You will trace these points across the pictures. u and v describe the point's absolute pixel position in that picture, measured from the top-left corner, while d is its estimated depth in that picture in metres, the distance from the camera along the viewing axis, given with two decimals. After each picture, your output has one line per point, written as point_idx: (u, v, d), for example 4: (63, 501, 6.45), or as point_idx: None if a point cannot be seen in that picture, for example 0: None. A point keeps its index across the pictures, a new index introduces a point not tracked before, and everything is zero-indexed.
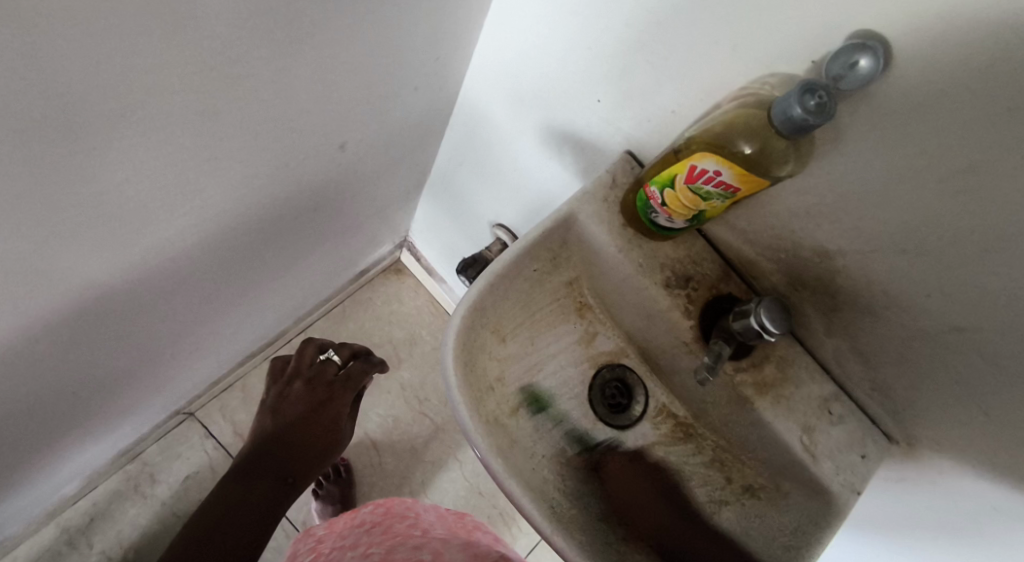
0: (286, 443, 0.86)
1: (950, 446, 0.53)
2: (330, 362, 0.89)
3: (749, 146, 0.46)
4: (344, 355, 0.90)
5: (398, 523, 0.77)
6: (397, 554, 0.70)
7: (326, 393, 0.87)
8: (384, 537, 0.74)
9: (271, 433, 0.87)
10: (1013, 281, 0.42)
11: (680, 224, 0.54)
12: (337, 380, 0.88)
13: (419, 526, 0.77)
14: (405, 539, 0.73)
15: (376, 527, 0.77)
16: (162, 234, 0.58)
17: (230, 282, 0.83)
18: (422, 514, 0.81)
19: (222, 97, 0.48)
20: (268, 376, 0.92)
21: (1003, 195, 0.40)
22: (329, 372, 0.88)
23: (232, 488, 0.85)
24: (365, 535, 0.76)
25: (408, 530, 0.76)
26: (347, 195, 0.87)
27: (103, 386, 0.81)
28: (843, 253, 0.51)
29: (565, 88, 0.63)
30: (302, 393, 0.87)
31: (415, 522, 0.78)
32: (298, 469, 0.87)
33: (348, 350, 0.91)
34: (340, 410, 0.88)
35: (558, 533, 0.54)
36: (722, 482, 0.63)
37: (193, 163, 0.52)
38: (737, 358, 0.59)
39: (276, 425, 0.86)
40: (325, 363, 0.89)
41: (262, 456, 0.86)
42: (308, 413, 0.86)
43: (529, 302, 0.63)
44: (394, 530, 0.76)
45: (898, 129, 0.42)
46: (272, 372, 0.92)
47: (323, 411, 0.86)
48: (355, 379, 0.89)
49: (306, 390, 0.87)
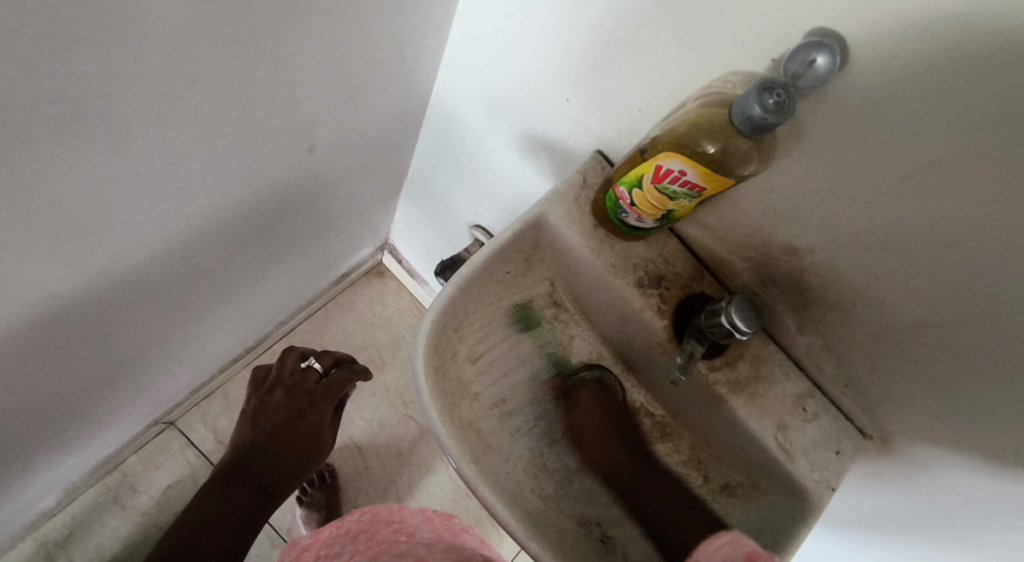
0: (263, 452, 0.84)
1: (921, 441, 0.53)
2: (311, 369, 0.87)
3: (713, 145, 0.46)
4: (325, 363, 0.88)
5: (384, 529, 0.77)
6: None
7: (307, 400, 0.85)
8: (368, 547, 0.74)
9: (251, 441, 0.85)
10: (977, 276, 0.43)
11: (650, 223, 0.53)
12: (318, 387, 0.86)
13: (404, 532, 0.77)
14: (389, 547, 0.74)
15: (362, 535, 0.77)
16: (126, 242, 0.57)
17: (202, 289, 0.81)
18: (409, 517, 0.80)
19: (177, 101, 0.46)
20: (249, 385, 0.90)
21: (964, 190, 0.40)
22: (310, 379, 0.87)
23: (212, 494, 0.84)
24: (351, 546, 0.75)
25: (393, 537, 0.76)
26: (321, 198, 0.86)
27: (73, 397, 0.80)
28: (811, 251, 0.51)
29: (534, 89, 0.63)
30: (282, 401, 0.85)
31: (401, 527, 0.78)
32: (278, 479, 0.86)
33: (330, 358, 0.89)
34: (321, 416, 0.85)
35: (533, 538, 0.54)
36: (700, 481, 0.63)
37: (151, 170, 0.51)
38: (710, 357, 0.58)
39: (255, 432, 0.85)
40: (306, 371, 0.87)
41: (242, 465, 0.85)
42: (287, 420, 0.84)
43: (502, 304, 0.62)
44: (379, 539, 0.75)
45: (855, 126, 0.42)
46: (251, 382, 0.91)
47: (303, 418, 0.84)
48: (337, 387, 0.87)
49: (286, 397, 0.85)
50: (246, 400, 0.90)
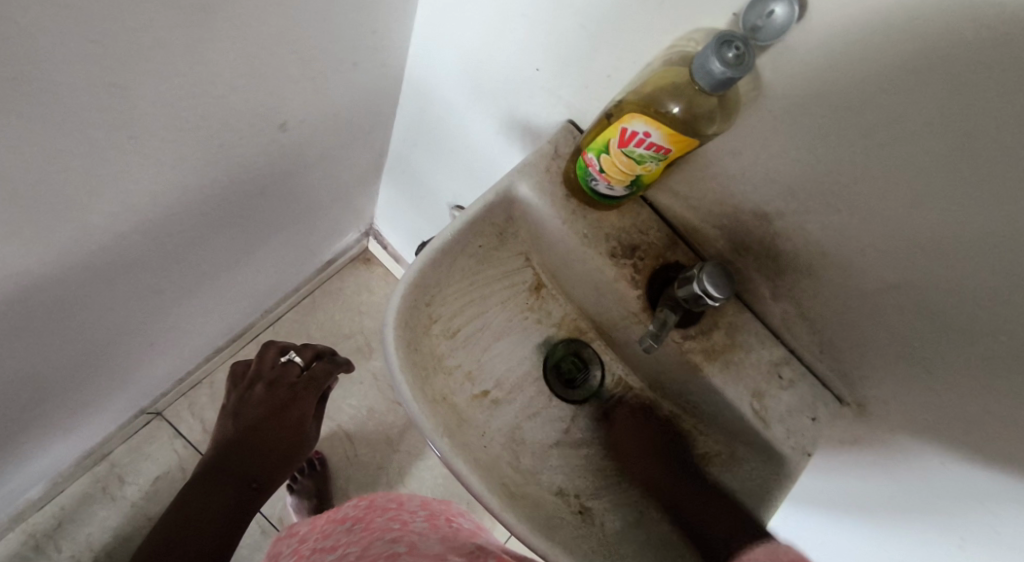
0: (245, 447, 0.83)
1: (894, 404, 0.53)
2: (292, 363, 0.86)
3: (678, 105, 0.45)
4: (307, 356, 0.87)
5: (378, 517, 0.76)
6: (374, 550, 0.68)
7: (288, 394, 0.84)
8: (363, 534, 0.73)
9: (233, 438, 0.84)
10: (943, 232, 0.42)
11: (621, 191, 0.52)
12: (300, 382, 0.85)
13: (399, 519, 0.76)
14: (383, 534, 0.72)
15: (356, 524, 0.75)
16: (89, 221, 0.56)
17: (178, 273, 0.80)
18: (404, 505, 0.79)
19: (130, 71, 0.45)
20: (229, 381, 0.89)
21: (925, 145, 0.40)
22: (291, 374, 0.85)
23: (195, 492, 0.83)
24: (346, 534, 0.74)
25: (388, 524, 0.74)
26: (298, 179, 0.85)
27: (48, 384, 0.79)
28: (783, 214, 0.51)
29: (504, 59, 0.62)
30: (263, 396, 0.84)
31: (396, 514, 0.77)
32: (265, 474, 0.85)
33: (311, 350, 0.87)
34: (304, 410, 0.85)
35: (505, 509, 0.54)
36: (677, 451, 0.63)
37: (107, 145, 0.50)
38: (685, 326, 0.58)
39: (237, 429, 0.84)
40: (287, 365, 0.86)
41: (225, 460, 0.84)
42: (269, 415, 0.83)
43: (477, 278, 0.62)
44: (374, 525, 0.74)
45: (820, 82, 0.41)
46: (232, 377, 0.89)
47: (285, 413, 0.84)
48: (319, 380, 0.86)
49: (267, 393, 0.84)
50: (226, 397, 0.88)
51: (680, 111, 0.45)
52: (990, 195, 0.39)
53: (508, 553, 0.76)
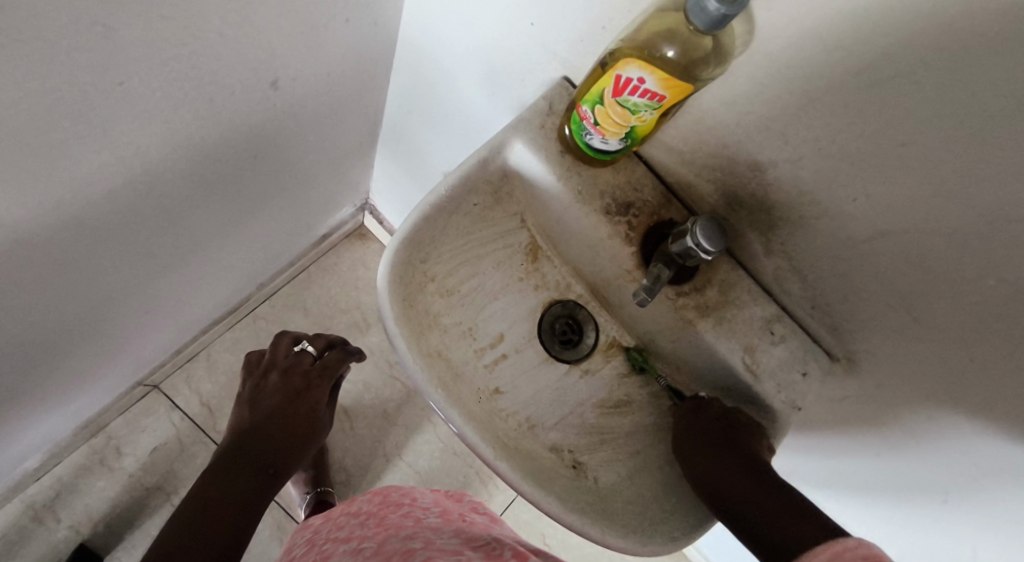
0: (261, 433, 0.80)
1: (884, 357, 0.54)
2: (305, 352, 0.85)
3: (672, 49, 0.45)
4: (319, 345, 0.86)
5: (393, 512, 0.77)
6: (388, 543, 0.68)
7: (303, 382, 0.83)
8: (378, 529, 0.73)
9: (248, 425, 0.81)
10: (935, 175, 0.42)
11: (615, 144, 0.52)
12: (314, 369, 0.84)
13: (413, 515, 0.76)
14: (397, 529, 0.72)
15: (371, 518, 0.77)
16: (80, 173, 0.55)
17: (170, 237, 0.80)
18: (417, 501, 0.81)
19: (117, 7, 0.44)
20: (243, 370, 0.88)
21: (918, 82, 0.40)
22: (305, 362, 0.84)
23: (212, 480, 0.76)
24: (360, 527, 0.75)
25: (402, 520, 0.75)
26: (290, 142, 0.84)
27: (41, 347, 0.79)
28: (775, 165, 0.51)
29: (498, 14, 0.61)
30: (278, 384, 0.82)
31: (410, 510, 0.78)
32: (281, 460, 0.80)
33: (323, 340, 0.87)
34: (318, 398, 0.83)
35: (500, 459, 0.55)
36: (670, 410, 0.64)
37: (96, 92, 0.49)
38: (678, 282, 0.59)
39: (252, 418, 0.81)
40: (300, 355, 0.84)
41: (243, 446, 0.79)
42: (285, 402, 0.81)
43: (472, 237, 0.62)
44: (388, 520, 0.75)
45: (815, 21, 0.41)
46: (245, 367, 0.89)
47: (300, 401, 0.82)
48: (332, 368, 0.84)
49: (282, 381, 0.82)
50: (240, 385, 0.87)
51: (675, 55, 0.45)
52: (982, 134, 0.39)
53: (519, 545, 0.75)
